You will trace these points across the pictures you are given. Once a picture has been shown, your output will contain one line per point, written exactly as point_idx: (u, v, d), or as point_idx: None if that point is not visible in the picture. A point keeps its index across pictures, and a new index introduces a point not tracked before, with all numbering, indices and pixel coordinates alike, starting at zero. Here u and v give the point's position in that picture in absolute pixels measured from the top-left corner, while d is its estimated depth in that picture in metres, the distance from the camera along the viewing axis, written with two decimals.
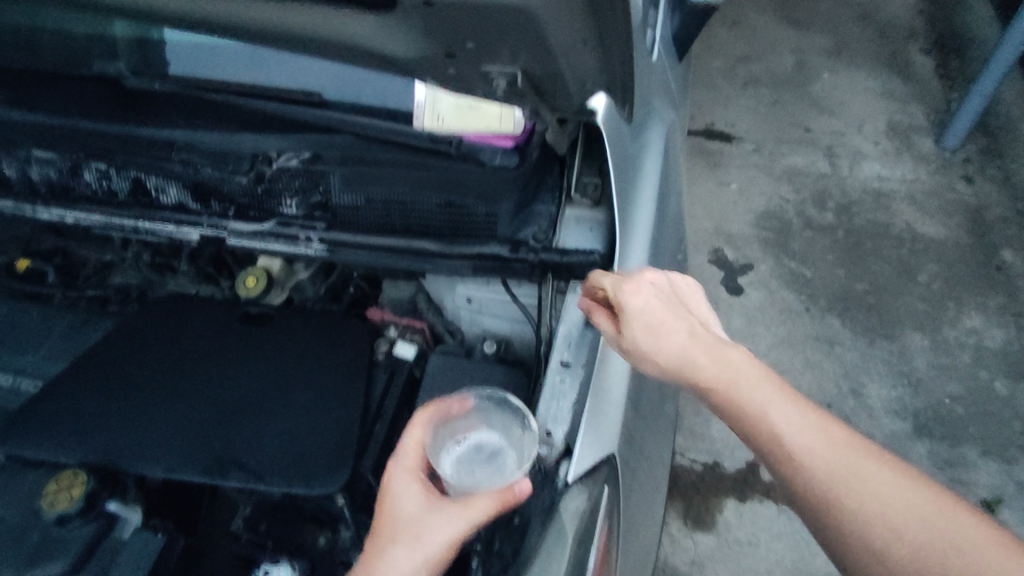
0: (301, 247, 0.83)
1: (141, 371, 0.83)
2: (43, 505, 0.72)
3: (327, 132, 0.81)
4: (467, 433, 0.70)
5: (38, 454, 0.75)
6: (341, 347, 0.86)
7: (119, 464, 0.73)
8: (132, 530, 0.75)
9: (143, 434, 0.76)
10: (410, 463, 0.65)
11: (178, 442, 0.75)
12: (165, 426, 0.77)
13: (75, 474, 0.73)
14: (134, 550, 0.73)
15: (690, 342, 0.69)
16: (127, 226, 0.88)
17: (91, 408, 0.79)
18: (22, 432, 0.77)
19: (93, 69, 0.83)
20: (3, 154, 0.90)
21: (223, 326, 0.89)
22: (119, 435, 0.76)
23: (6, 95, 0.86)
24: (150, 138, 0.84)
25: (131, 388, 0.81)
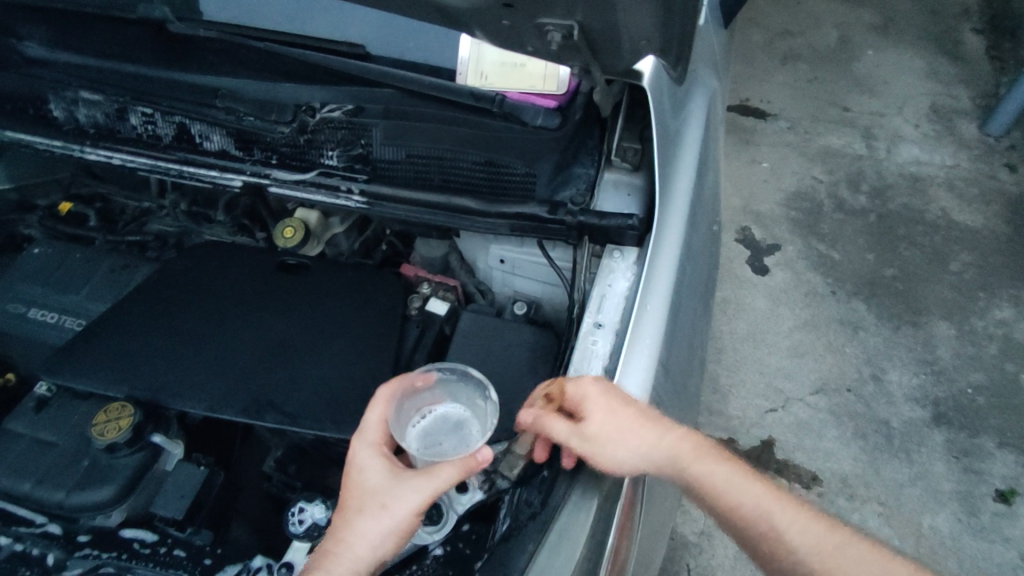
0: (341, 199, 0.83)
1: (181, 314, 0.85)
2: (92, 434, 0.75)
3: (369, 85, 0.81)
4: (433, 406, 0.73)
5: (86, 386, 0.78)
6: (375, 299, 0.88)
7: (160, 400, 0.76)
8: (174, 462, 0.80)
9: (184, 374, 0.78)
10: (375, 439, 0.65)
11: (218, 383, 0.77)
12: (202, 369, 0.79)
13: (124, 407, 0.76)
14: (177, 483, 0.76)
15: (652, 429, 0.65)
16: (172, 171, 0.89)
17: (134, 347, 0.81)
18: (70, 364, 0.79)
19: (141, 12, 0.84)
20: (51, 94, 0.91)
21: (259, 275, 0.90)
22: (161, 374, 0.78)
23: (56, 36, 0.89)
24: (195, 85, 0.85)
25: (167, 331, 0.83)
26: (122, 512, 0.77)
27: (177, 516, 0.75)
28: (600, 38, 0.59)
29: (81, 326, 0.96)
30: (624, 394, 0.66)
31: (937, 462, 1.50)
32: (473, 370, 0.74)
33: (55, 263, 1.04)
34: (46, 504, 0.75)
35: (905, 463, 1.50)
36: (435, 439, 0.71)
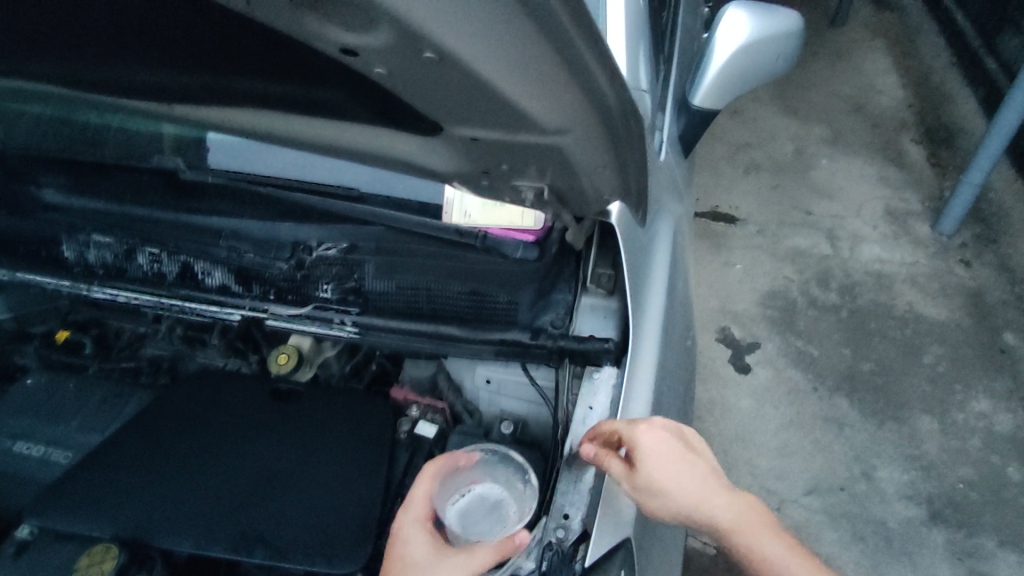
0: (335, 330, 0.89)
1: (173, 446, 0.87)
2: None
3: (363, 225, 0.88)
4: (471, 485, 0.78)
5: (72, 527, 0.78)
6: (366, 426, 0.90)
7: (147, 538, 0.77)
8: None
9: (174, 510, 0.79)
10: (419, 513, 0.73)
11: (207, 518, 0.78)
12: (192, 502, 0.80)
13: (108, 548, 0.75)
14: None
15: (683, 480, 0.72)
16: (174, 307, 0.95)
17: (126, 481, 0.83)
18: (59, 504, 0.80)
19: (152, 160, 0.92)
20: (65, 237, 0.97)
21: (252, 403, 0.93)
22: (149, 511, 0.79)
23: (70, 182, 0.96)
24: (202, 227, 0.92)
25: (159, 462, 0.85)
26: None
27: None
28: (568, 194, 0.68)
29: (73, 461, 0.97)
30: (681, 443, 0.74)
31: (940, 564, 1.49)
32: (514, 454, 0.80)
33: (47, 395, 1.05)
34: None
35: (908, 567, 1.48)
36: (473, 518, 0.76)
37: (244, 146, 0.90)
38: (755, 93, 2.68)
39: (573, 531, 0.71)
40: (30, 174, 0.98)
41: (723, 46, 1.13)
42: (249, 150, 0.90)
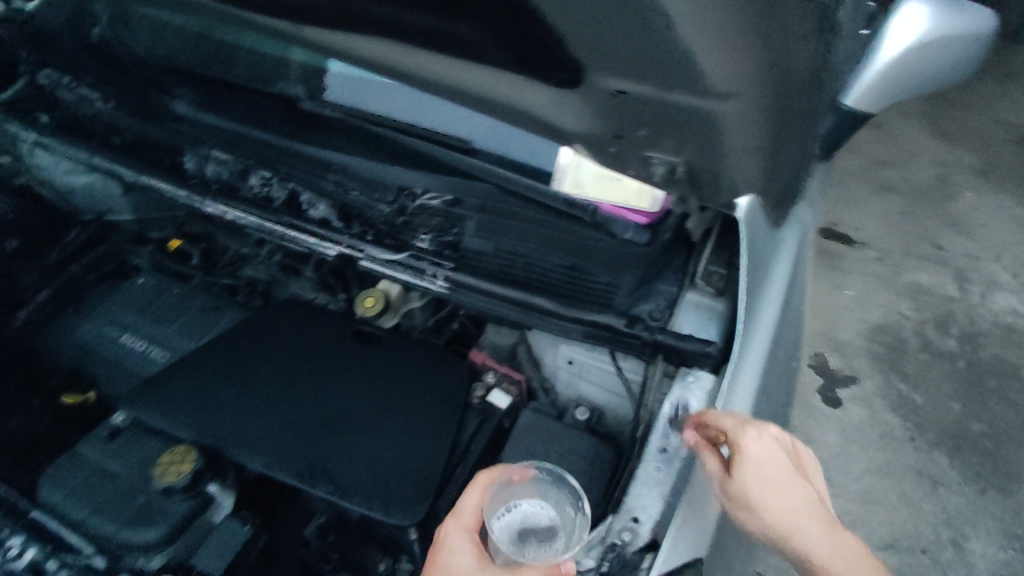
0: (425, 282, 0.86)
1: (257, 368, 0.88)
2: (156, 472, 0.79)
3: (471, 179, 0.84)
4: (520, 502, 0.70)
5: (158, 421, 0.82)
6: (441, 385, 0.88)
7: (223, 449, 0.79)
8: (222, 516, 0.81)
9: (249, 427, 0.81)
10: (468, 524, 0.67)
11: (279, 442, 0.79)
12: (266, 425, 0.81)
13: (188, 451, 0.79)
14: (222, 536, 0.82)
15: (782, 488, 0.63)
16: (275, 233, 0.95)
17: (211, 389, 0.85)
18: (150, 397, 0.84)
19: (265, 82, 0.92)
20: (189, 148, 1.03)
21: (336, 340, 0.93)
22: (227, 423, 0.81)
23: (199, 94, 0.99)
24: (312, 157, 0.93)
25: (240, 380, 0.87)
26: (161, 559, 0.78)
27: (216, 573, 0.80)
28: (703, 175, 0.61)
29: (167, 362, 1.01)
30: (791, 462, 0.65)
31: None
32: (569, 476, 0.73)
33: (155, 296, 1.11)
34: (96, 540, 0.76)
35: None
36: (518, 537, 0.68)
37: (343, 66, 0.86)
38: (901, 109, 2.43)
39: (640, 537, 0.67)
40: (167, 87, 1.02)
41: (895, 40, 0.99)
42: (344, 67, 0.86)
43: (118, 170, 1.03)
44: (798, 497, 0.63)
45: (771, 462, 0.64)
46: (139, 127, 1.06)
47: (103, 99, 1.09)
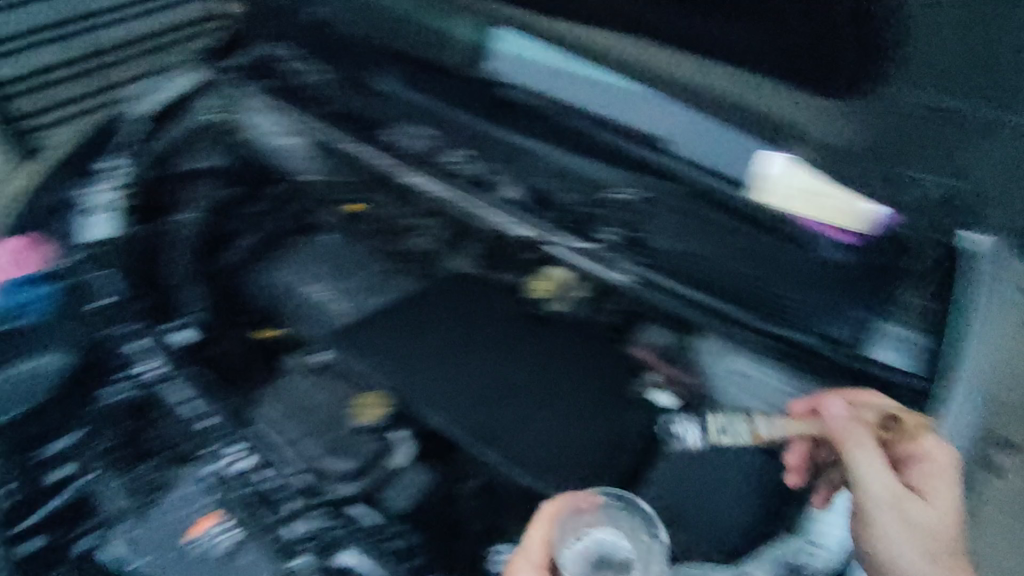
0: (607, 272, 0.85)
1: (440, 329, 0.92)
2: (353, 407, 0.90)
3: (664, 176, 0.89)
4: (589, 531, 0.73)
5: (356, 364, 0.88)
6: (610, 375, 0.87)
7: (410, 402, 0.85)
8: (405, 462, 0.87)
9: (432, 385, 0.85)
10: (536, 560, 0.73)
11: (460, 403, 0.84)
12: (448, 385, 0.85)
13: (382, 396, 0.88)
14: (400, 485, 0.86)
15: (913, 488, 0.71)
16: (464, 207, 0.94)
17: (397, 344, 0.89)
18: (347, 341, 0.90)
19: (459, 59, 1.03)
20: (389, 122, 1.06)
21: (509, 314, 0.93)
22: (413, 379, 0.86)
23: (406, 77, 1.08)
24: (509, 141, 0.96)
25: (411, 342, 0.90)
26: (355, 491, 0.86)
27: (405, 507, 0.85)
28: None
29: None
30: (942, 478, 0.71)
31: None
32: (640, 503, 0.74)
33: None
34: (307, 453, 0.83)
35: None
36: (592, 561, 0.73)
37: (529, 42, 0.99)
38: None
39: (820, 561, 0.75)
40: (376, 66, 1.11)
41: None
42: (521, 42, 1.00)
43: (317, 131, 1.11)
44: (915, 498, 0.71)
45: (930, 472, 0.70)
46: (343, 98, 1.12)
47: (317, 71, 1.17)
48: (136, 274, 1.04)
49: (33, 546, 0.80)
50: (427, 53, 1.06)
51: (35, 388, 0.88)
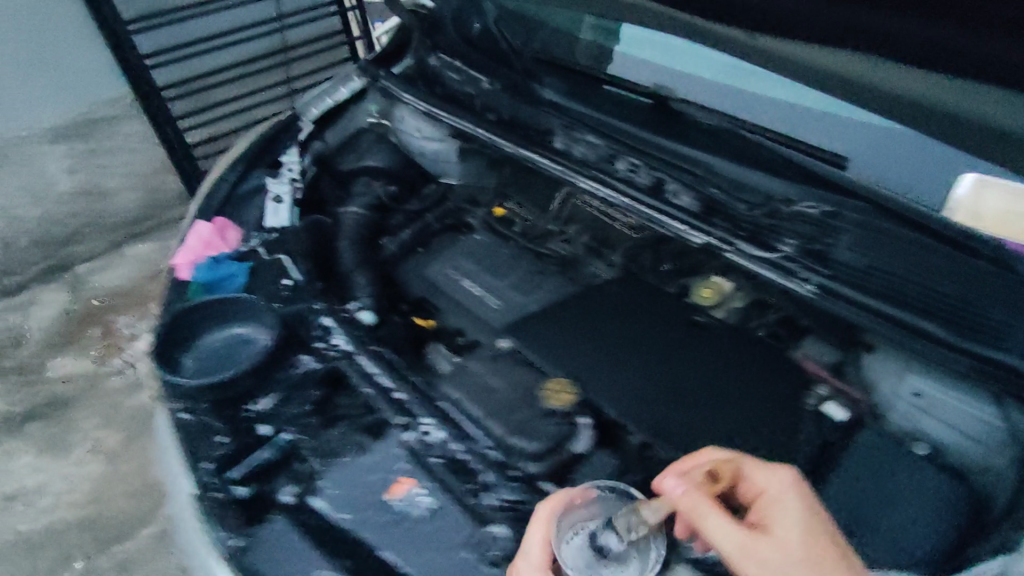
0: (793, 284, 0.87)
1: (611, 328, 0.96)
2: (540, 393, 0.86)
3: (846, 194, 0.89)
4: (587, 523, 0.74)
5: (533, 357, 0.91)
6: (777, 385, 0.91)
7: (590, 395, 0.87)
8: (582, 447, 0.84)
9: (610, 379, 0.89)
10: (537, 559, 0.70)
11: (637, 401, 0.87)
12: (626, 380, 0.89)
13: (568, 385, 0.88)
14: (593, 468, 0.84)
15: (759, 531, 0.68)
16: (642, 215, 1.00)
17: (572, 342, 0.93)
18: (525, 333, 0.94)
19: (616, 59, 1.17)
20: (561, 130, 1.13)
21: (673, 321, 0.98)
22: (592, 373, 0.89)
23: (577, 96, 1.19)
24: (685, 155, 1.02)
25: (591, 339, 0.94)
26: (540, 467, 0.82)
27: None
28: None
29: (503, 310, 1.15)
30: (803, 520, 0.68)
31: None
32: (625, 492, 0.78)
33: (487, 253, 1.27)
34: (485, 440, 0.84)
35: None
36: (597, 552, 0.72)
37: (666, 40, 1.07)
38: None
39: None
40: (550, 83, 1.23)
41: None
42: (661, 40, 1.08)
43: (499, 143, 1.17)
44: (759, 539, 0.67)
45: (785, 514, 0.68)
46: (513, 108, 1.22)
47: (488, 83, 1.28)
48: (317, 258, 1.19)
49: (238, 494, 0.86)
50: (603, 75, 1.18)
51: (237, 352, 1.00)
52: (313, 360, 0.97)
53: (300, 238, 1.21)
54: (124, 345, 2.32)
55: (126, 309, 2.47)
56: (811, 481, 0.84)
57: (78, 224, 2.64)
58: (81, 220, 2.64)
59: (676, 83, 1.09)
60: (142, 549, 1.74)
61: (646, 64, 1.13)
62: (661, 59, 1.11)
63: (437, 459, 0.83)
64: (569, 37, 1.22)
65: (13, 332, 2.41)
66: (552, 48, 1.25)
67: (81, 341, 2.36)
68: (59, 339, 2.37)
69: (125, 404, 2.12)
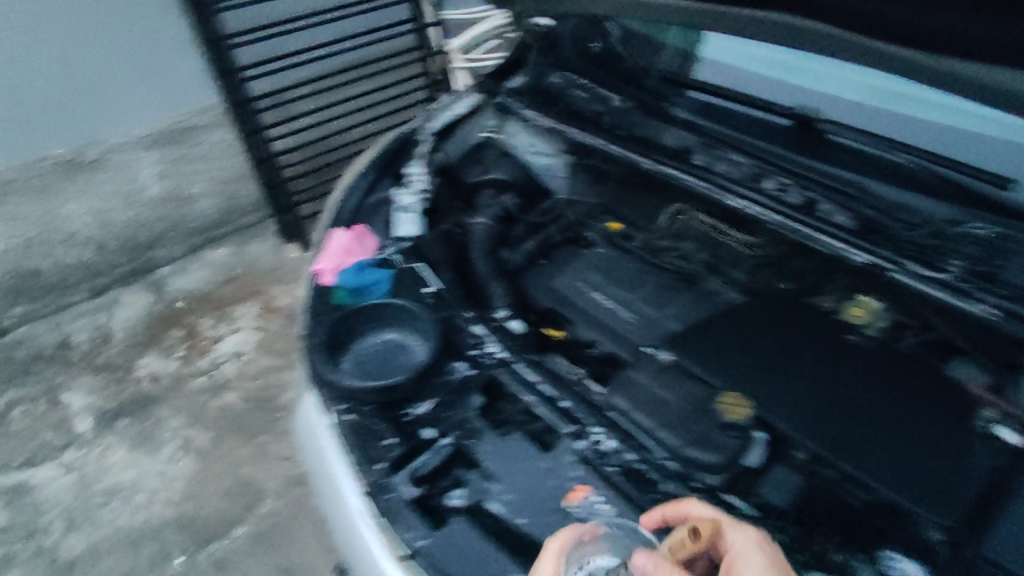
0: (968, 305, 0.91)
1: (765, 343, 0.97)
2: (716, 407, 0.88)
3: (1012, 217, 0.97)
4: (594, 559, 0.72)
5: (692, 369, 0.92)
6: (947, 404, 0.87)
7: (762, 408, 0.87)
8: (755, 460, 0.85)
9: (773, 393, 0.89)
10: None
11: (804, 415, 0.87)
12: (790, 393, 0.89)
13: (740, 398, 0.89)
14: (775, 482, 0.86)
15: None
16: (800, 233, 1.03)
17: (731, 355, 0.94)
18: (683, 343, 0.97)
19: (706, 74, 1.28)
20: (703, 148, 1.18)
21: (827, 337, 0.98)
22: (757, 386, 0.90)
23: (709, 117, 1.23)
24: (838, 176, 1.08)
25: (749, 352, 0.95)
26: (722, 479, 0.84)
27: (783, 505, 0.84)
28: None
29: (638, 323, 1.18)
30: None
31: None
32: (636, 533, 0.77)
33: (611, 266, 1.31)
34: (659, 451, 0.86)
35: None
36: None
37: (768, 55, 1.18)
38: None
39: None
40: (684, 102, 1.29)
41: None
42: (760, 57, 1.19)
43: (634, 159, 1.21)
44: None
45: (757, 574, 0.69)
46: (649, 126, 1.28)
47: (621, 101, 1.35)
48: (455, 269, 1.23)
49: (408, 493, 0.88)
50: (739, 94, 1.22)
51: (393, 357, 1.03)
52: (467, 367, 1.00)
53: (437, 248, 1.25)
54: (209, 346, 2.37)
55: (207, 311, 2.52)
56: (990, 501, 0.79)
57: (159, 228, 2.71)
58: (164, 224, 2.71)
59: (821, 102, 1.13)
60: (239, 549, 1.77)
61: (787, 84, 1.17)
62: (800, 77, 1.16)
63: (614, 468, 0.85)
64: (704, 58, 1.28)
65: (99, 331, 2.47)
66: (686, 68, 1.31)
67: (166, 341, 2.41)
68: (144, 338, 2.43)
69: (213, 405, 2.15)
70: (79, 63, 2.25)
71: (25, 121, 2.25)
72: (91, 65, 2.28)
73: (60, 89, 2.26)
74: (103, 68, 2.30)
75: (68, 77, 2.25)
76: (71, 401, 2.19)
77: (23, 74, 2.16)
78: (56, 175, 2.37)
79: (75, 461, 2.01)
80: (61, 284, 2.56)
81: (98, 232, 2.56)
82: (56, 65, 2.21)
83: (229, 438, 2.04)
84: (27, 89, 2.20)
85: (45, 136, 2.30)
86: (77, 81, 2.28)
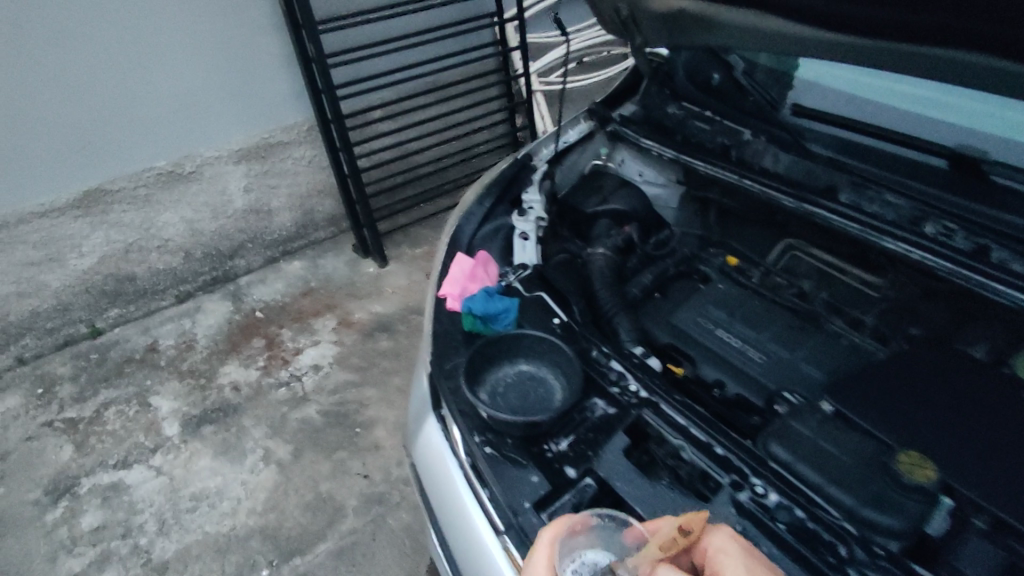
0: None
1: (936, 398, 0.89)
2: (897, 467, 0.83)
3: None
4: (584, 551, 0.78)
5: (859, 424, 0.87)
6: None
7: (946, 475, 0.80)
8: (937, 529, 0.83)
9: (956, 456, 0.81)
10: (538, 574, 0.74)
11: (995, 484, 0.79)
12: (973, 456, 0.81)
13: (922, 458, 0.82)
14: (968, 553, 0.81)
15: None
16: (973, 280, 0.97)
17: (902, 411, 0.88)
18: (844, 393, 0.91)
19: (825, 104, 1.29)
20: (852, 187, 1.18)
21: (1008, 397, 0.88)
22: (934, 445, 0.83)
23: (857, 158, 1.21)
24: (1006, 222, 1.03)
25: (919, 403, 0.89)
26: (899, 544, 0.83)
27: None
28: None
29: (772, 365, 1.14)
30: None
31: None
32: (621, 521, 0.81)
33: (738, 302, 1.27)
34: (830, 511, 0.82)
35: None
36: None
37: (913, 88, 1.19)
38: None
39: None
40: (819, 137, 1.27)
41: None
42: (899, 86, 1.20)
43: (776, 195, 1.21)
44: None
45: None
46: (788, 158, 1.26)
47: (752, 134, 1.32)
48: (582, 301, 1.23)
49: None
50: (888, 134, 1.19)
51: (532, 389, 1.03)
52: (608, 405, 0.98)
53: (566, 279, 1.27)
54: (289, 358, 2.40)
55: (287, 322, 2.56)
56: None
57: (243, 239, 2.76)
58: (248, 235, 2.77)
59: (982, 144, 1.09)
60: (322, 564, 1.77)
61: (943, 126, 1.14)
62: (959, 116, 1.13)
63: (782, 525, 0.81)
64: (852, 97, 1.26)
65: (185, 336, 2.53)
66: (826, 106, 1.29)
67: (248, 350, 2.45)
68: (227, 346, 2.47)
69: (294, 417, 2.17)
70: (184, 82, 2.32)
71: (131, 134, 2.33)
72: (195, 82, 2.35)
73: (166, 107, 2.34)
74: (203, 87, 2.37)
75: (173, 95, 2.33)
76: (159, 404, 2.25)
77: (132, 90, 2.25)
78: (157, 185, 2.47)
79: (163, 465, 2.05)
80: (150, 289, 2.65)
81: (187, 240, 2.64)
82: (166, 84, 2.29)
83: (311, 450, 2.06)
84: (135, 105, 2.28)
85: (150, 152, 2.40)
86: (181, 100, 2.36)
